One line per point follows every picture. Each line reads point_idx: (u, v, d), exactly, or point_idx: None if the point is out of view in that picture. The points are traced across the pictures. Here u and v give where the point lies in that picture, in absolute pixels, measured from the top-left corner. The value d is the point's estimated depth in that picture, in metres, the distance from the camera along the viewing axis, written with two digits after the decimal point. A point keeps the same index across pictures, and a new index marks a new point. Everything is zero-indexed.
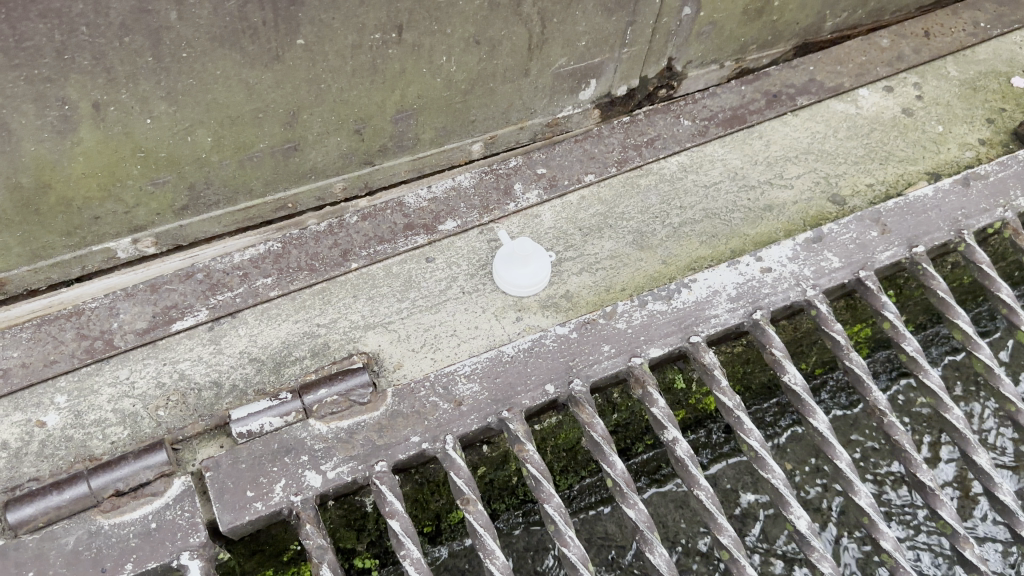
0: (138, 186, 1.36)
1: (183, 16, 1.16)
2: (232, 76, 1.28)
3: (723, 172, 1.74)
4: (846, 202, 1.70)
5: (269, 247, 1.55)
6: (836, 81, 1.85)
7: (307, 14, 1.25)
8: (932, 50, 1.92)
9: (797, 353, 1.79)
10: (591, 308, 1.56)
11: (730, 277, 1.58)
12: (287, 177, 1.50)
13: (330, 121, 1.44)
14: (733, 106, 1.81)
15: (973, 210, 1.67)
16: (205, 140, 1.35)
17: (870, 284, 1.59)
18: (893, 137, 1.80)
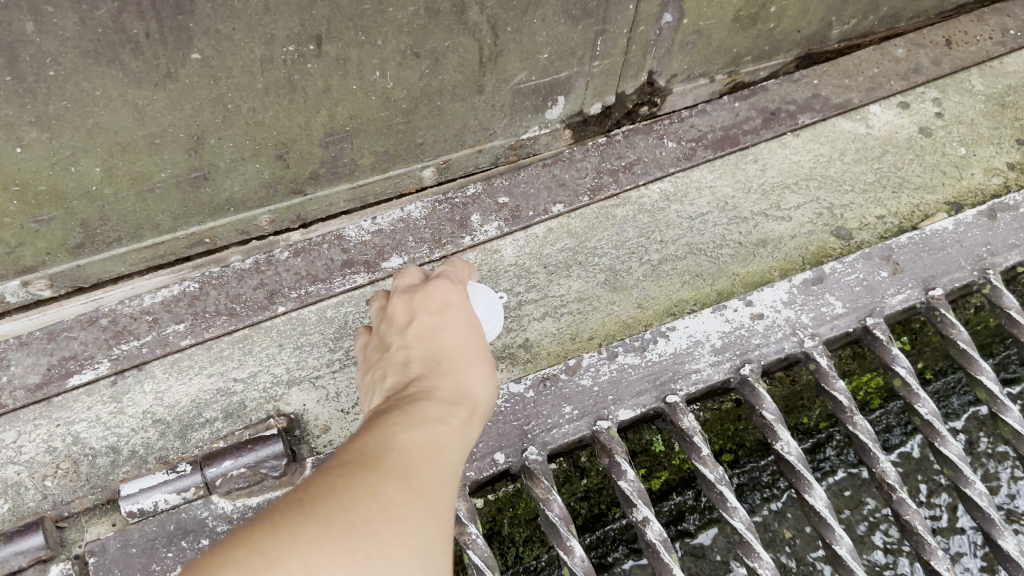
0: (19, 223, 1.18)
1: (42, 28, 0.97)
2: (115, 98, 1.09)
3: (711, 202, 1.52)
4: (853, 236, 1.48)
5: (185, 287, 1.37)
6: (843, 97, 1.63)
7: (199, 25, 1.05)
8: (955, 61, 1.70)
9: (797, 406, 1.57)
10: (553, 361, 1.36)
11: (715, 324, 1.36)
12: (200, 210, 1.32)
13: (246, 145, 1.25)
14: (725, 125, 1.59)
15: (999, 246, 1.45)
16: (93, 170, 1.17)
17: (879, 333, 1.36)
18: (908, 160, 1.58)
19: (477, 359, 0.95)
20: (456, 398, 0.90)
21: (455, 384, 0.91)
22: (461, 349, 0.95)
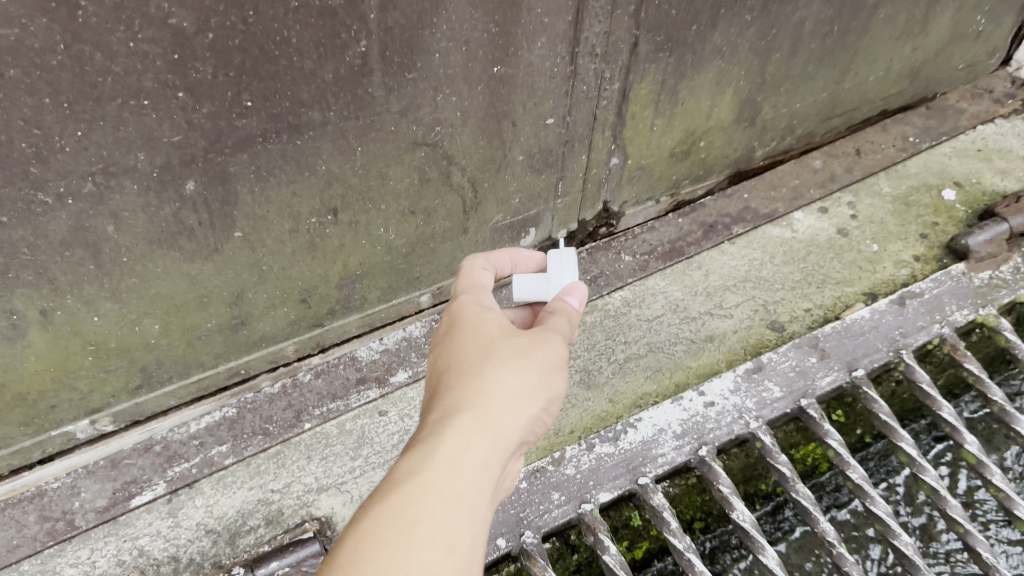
0: (91, 374, 1.43)
1: (119, 227, 1.24)
2: (173, 271, 1.36)
3: (664, 305, 1.80)
4: (785, 328, 1.75)
5: (225, 412, 1.62)
6: (769, 208, 1.95)
7: (241, 212, 1.34)
8: (864, 168, 2.04)
9: (754, 475, 1.81)
10: (542, 454, 1.60)
11: (674, 414, 1.62)
12: (236, 348, 1.60)
13: (275, 295, 1.54)
14: (671, 239, 1.91)
15: (909, 328, 1.72)
16: (152, 327, 1.43)
17: (812, 412, 1.62)
18: (829, 259, 1.87)
19: (466, 363, 0.95)
20: (438, 418, 0.88)
21: (440, 401, 0.91)
22: (455, 356, 0.97)
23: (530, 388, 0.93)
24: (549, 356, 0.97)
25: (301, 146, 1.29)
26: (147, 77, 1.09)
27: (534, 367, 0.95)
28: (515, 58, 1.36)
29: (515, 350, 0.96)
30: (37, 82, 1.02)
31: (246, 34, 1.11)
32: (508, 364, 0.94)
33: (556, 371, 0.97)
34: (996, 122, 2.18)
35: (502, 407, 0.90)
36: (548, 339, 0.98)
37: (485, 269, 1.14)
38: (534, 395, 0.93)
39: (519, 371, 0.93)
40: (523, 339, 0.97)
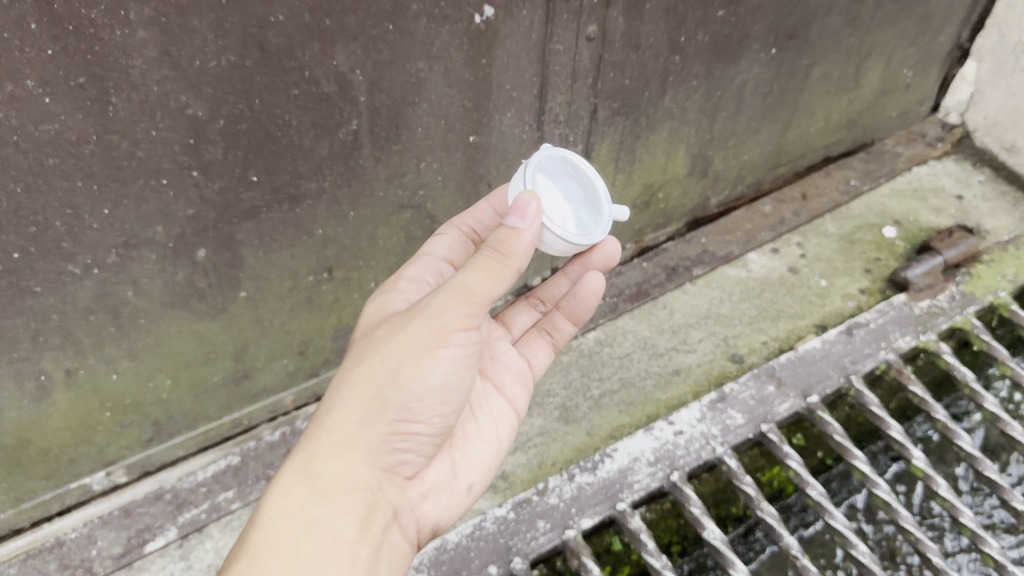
0: (108, 429, 1.55)
1: (138, 292, 1.38)
2: (185, 330, 1.50)
3: (633, 343, 1.96)
4: (744, 359, 1.91)
5: (229, 460, 1.69)
6: (726, 250, 2.13)
7: (246, 274, 1.49)
8: (810, 211, 2.23)
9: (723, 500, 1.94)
10: (525, 486, 1.72)
11: (647, 443, 1.75)
12: (240, 400, 1.73)
13: (276, 348, 1.68)
14: (637, 282, 2.08)
15: (858, 355, 1.87)
16: (164, 383, 1.56)
17: (772, 436, 1.76)
18: (781, 295, 2.04)
19: (330, 390, 1.13)
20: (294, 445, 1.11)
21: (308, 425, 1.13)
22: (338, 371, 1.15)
23: (375, 404, 1.08)
24: (400, 361, 1.08)
25: (299, 214, 1.46)
26: (166, 159, 1.24)
27: (383, 376, 1.08)
28: (487, 128, 1.58)
29: (366, 366, 1.10)
30: (71, 168, 1.17)
31: (253, 119, 1.27)
32: (351, 390, 1.09)
33: (418, 365, 1.08)
34: (929, 164, 2.36)
35: (343, 436, 1.08)
36: (411, 336, 1.09)
37: (441, 235, 1.43)
38: (382, 405, 1.08)
39: (364, 391, 1.08)
40: (382, 347, 1.10)
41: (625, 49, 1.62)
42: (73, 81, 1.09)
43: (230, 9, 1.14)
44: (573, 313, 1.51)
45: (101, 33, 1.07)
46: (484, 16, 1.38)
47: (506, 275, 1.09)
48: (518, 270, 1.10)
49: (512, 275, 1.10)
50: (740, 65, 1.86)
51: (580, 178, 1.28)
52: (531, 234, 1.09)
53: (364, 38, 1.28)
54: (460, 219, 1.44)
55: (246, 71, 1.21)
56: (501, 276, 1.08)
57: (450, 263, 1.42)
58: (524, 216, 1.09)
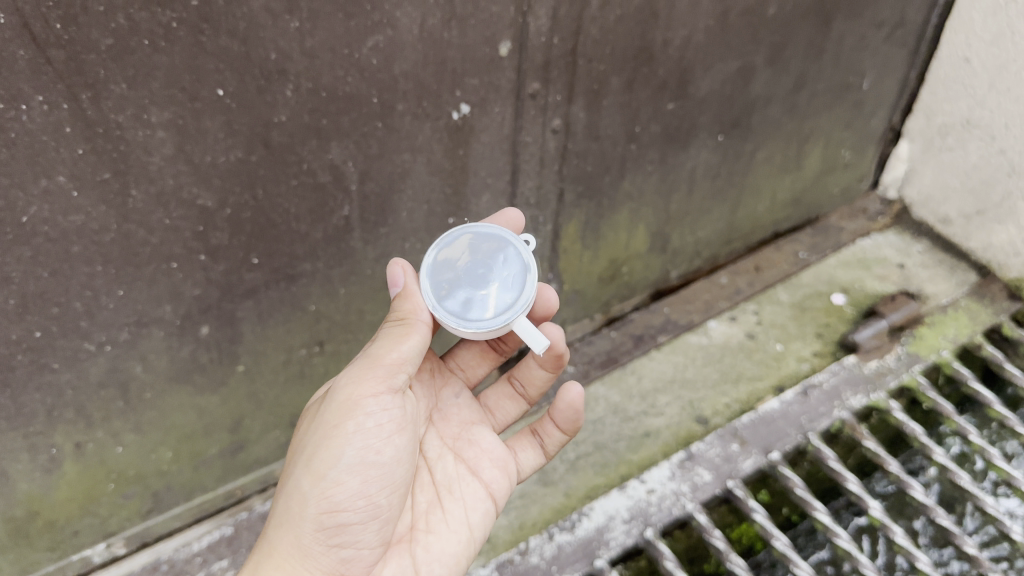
0: (111, 500, 1.63)
1: (146, 367, 1.49)
2: (187, 404, 1.61)
3: (605, 408, 2.08)
4: (709, 420, 2.03)
5: (223, 531, 1.72)
6: (688, 318, 2.31)
7: (244, 349, 1.61)
8: (763, 281, 2.42)
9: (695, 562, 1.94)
10: (508, 547, 1.79)
11: (621, 502, 1.83)
12: (234, 471, 1.82)
13: (270, 420, 1.79)
14: (607, 350, 2.24)
15: (814, 414, 2.00)
16: (165, 455, 1.66)
17: (738, 491, 1.85)
18: (741, 359, 2.19)
19: (275, 501, 1.31)
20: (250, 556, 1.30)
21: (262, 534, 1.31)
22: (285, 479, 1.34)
23: (300, 499, 1.24)
24: (319, 452, 1.26)
25: (295, 292, 1.60)
26: (177, 245, 1.37)
27: (307, 469, 1.26)
28: (465, 211, 1.74)
29: (295, 467, 1.28)
30: (93, 254, 1.30)
31: (256, 208, 1.42)
32: (284, 493, 1.28)
33: (333, 450, 1.25)
34: (872, 236, 2.55)
35: (277, 541, 1.26)
36: (327, 425, 1.27)
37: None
38: (307, 500, 1.24)
39: (291, 490, 1.26)
40: (307, 445, 1.29)
41: (587, 139, 1.80)
42: (99, 176, 1.23)
43: (239, 111, 1.29)
44: (562, 421, 1.55)
45: (126, 134, 1.22)
46: (461, 113, 1.56)
47: (401, 338, 1.28)
48: (412, 333, 1.29)
49: (409, 335, 1.29)
50: (690, 151, 2.05)
51: (514, 261, 1.40)
52: (410, 289, 1.31)
53: (356, 135, 1.45)
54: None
55: (252, 165, 1.36)
56: (395, 343, 1.28)
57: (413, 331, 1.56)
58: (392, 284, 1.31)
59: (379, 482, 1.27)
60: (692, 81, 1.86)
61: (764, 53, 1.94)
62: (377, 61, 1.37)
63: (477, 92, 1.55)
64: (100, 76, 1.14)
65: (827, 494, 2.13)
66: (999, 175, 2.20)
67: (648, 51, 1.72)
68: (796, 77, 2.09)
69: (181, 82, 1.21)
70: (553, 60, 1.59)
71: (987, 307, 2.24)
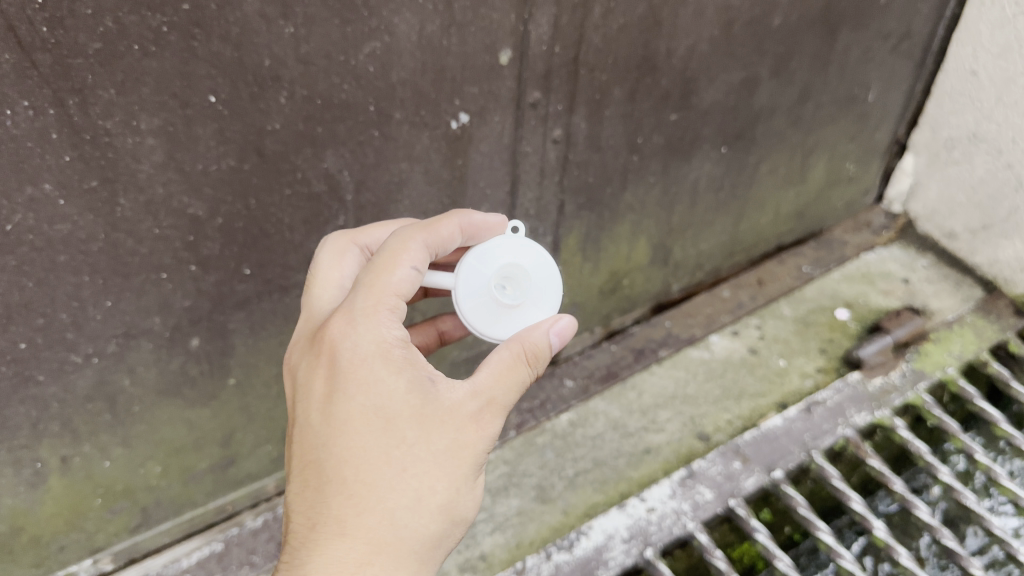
0: (98, 515, 1.59)
1: (134, 379, 1.45)
2: (177, 417, 1.57)
3: (605, 423, 2.04)
4: (710, 437, 1.99)
5: (213, 547, 1.68)
6: (689, 332, 2.28)
7: (236, 361, 1.57)
8: (766, 295, 2.38)
9: None
10: (505, 566, 1.74)
11: (621, 520, 1.78)
12: (225, 486, 1.77)
13: (263, 434, 1.75)
14: (607, 364, 2.20)
15: (818, 431, 1.96)
16: (154, 469, 1.61)
17: (740, 510, 1.80)
18: (743, 374, 2.15)
19: (361, 556, 1.01)
20: (336, 550, 1.01)
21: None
22: (360, 525, 1.02)
23: (423, 557, 1.07)
24: (443, 506, 1.07)
25: (288, 303, 1.56)
26: (167, 255, 1.34)
27: (432, 526, 1.07)
28: None
29: (413, 524, 1.04)
30: (80, 264, 1.26)
31: (248, 217, 1.38)
32: (404, 554, 1.04)
33: (461, 504, 1.10)
34: (876, 250, 2.52)
35: (417, 557, 1.05)
36: (457, 478, 1.07)
37: (410, 262, 1.13)
38: (429, 553, 1.07)
39: (413, 549, 1.05)
40: (424, 500, 1.05)
41: (588, 150, 1.77)
42: (87, 184, 1.20)
43: (232, 119, 1.26)
44: None
45: (115, 141, 1.18)
46: (460, 122, 1.53)
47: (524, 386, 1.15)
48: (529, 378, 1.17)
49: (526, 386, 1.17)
50: (693, 163, 2.02)
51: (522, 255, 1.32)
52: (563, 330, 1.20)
53: (352, 143, 1.41)
54: (426, 233, 1.17)
55: (244, 173, 1.33)
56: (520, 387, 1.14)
57: (406, 298, 1.13)
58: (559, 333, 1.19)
59: None
60: (695, 92, 1.83)
61: (768, 64, 1.91)
62: (374, 68, 1.34)
63: (477, 101, 1.52)
64: (87, 82, 1.11)
65: (829, 514, 2.09)
66: (1005, 189, 2.17)
67: (652, 61, 1.68)
68: (800, 89, 2.06)
69: (172, 88, 1.18)
70: (554, 69, 1.56)
71: (993, 324, 2.20)
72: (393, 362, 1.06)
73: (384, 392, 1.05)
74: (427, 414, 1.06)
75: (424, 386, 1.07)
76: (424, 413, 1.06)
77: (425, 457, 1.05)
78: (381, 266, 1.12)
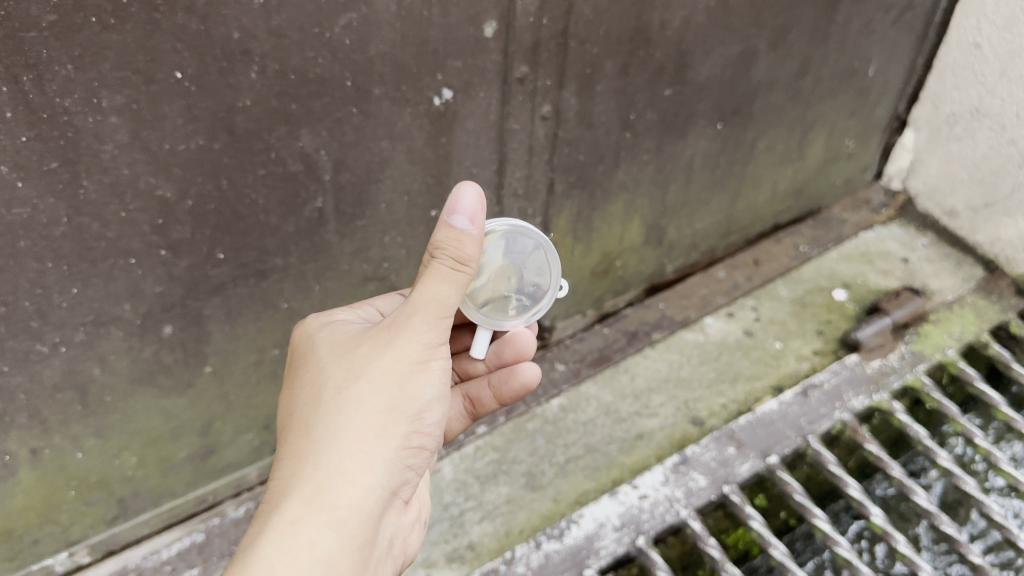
0: (73, 507, 1.54)
1: (105, 369, 1.40)
2: (152, 407, 1.51)
3: (597, 408, 1.99)
4: (705, 422, 1.94)
5: (194, 538, 1.65)
6: (683, 314, 2.22)
7: (212, 348, 1.52)
8: (762, 276, 2.33)
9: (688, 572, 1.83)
10: (493, 555, 1.70)
11: (612, 508, 1.73)
12: (204, 476, 1.72)
13: (242, 423, 1.70)
14: (599, 348, 2.15)
15: (814, 415, 1.91)
16: (130, 459, 1.56)
17: (734, 497, 1.76)
18: (738, 357, 2.10)
19: (290, 460, 1.04)
20: (275, 462, 1.05)
21: (259, 516, 1.01)
22: (291, 437, 1.06)
23: (354, 456, 1.04)
24: (361, 400, 1.05)
25: (265, 288, 1.50)
26: (135, 240, 1.28)
27: (356, 422, 1.05)
28: None
29: (329, 422, 1.05)
30: (43, 249, 1.20)
31: (221, 199, 1.32)
32: (330, 454, 1.03)
33: (386, 398, 1.06)
34: (875, 229, 2.46)
35: (351, 453, 1.04)
36: (370, 371, 1.07)
37: (399, 296, 1.36)
38: (366, 449, 1.05)
39: (335, 446, 1.03)
40: (336, 399, 1.06)
41: (579, 127, 1.70)
42: (46, 166, 1.13)
43: (200, 95, 1.19)
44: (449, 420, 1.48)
45: (75, 120, 1.11)
46: (443, 99, 1.46)
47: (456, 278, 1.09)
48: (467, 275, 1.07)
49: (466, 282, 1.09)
50: (688, 140, 1.95)
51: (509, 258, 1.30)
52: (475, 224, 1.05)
53: (329, 121, 1.35)
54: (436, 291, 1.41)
55: (215, 153, 1.26)
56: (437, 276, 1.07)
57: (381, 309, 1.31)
58: (467, 213, 1.03)
59: (441, 423, 1.16)
60: (691, 66, 1.77)
61: (767, 36, 1.85)
62: (351, 41, 1.27)
63: (461, 76, 1.45)
64: (42, 56, 1.04)
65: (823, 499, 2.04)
66: (1009, 166, 2.11)
67: (645, 33, 1.62)
68: (799, 63, 1.99)
69: (134, 63, 1.11)
70: (542, 42, 1.49)
71: (994, 304, 2.15)
72: (321, 323, 1.20)
73: (308, 341, 1.17)
74: (340, 340, 1.13)
75: (343, 328, 1.17)
76: (336, 340, 1.13)
77: (337, 367, 1.09)
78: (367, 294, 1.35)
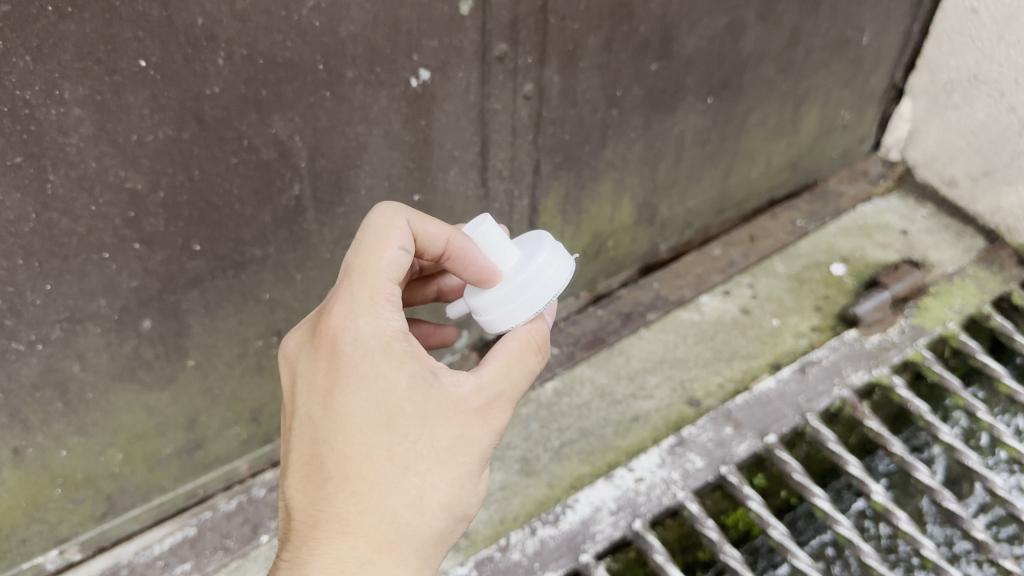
0: (60, 505, 1.52)
1: (85, 366, 1.38)
2: (135, 403, 1.50)
3: (591, 391, 1.97)
4: (701, 402, 1.92)
5: (186, 531, 1.66)
6: (678, 294, 2.19)
7: (193, 342, 1.50)
8: (759, 252, 2.29)
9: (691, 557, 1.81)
10: (489, 543, 1.67)
11: (608, 491, 1.71)
12: (194, 470, 1.71)
13: (228, 415, 1.68)
14: (593, 330, 2.12)
15: (812, 393, 1.87)
16: (115, 456, 1.55)
17: (732, 477, 1.73)
18: (735, 336, 2.07)
19: (366, 551, 1.01)
20: (346, 543, 1.01)
21: None
22: (364, 520, 1.02)
23: (424, 554, 1.06)
24: (445, 503, 1.06)
25: (245, 280, 1.48)
26: (106, 234, 1.25)
27: (435, 522, 1.06)
28: (432, 187, 1.61)
29: (414, 520, 1.04)
30: (11, 247, 1.17)
31: (193, 189, 1.29)
32: (409, 552, 1.04)
33: (464, 501, 1.09)
34: (873, 202, 2.42)
35: (423, 551, 1.06)
36: (460, 474, 1.07)
37: (398, 244, 1.13)
38: (433, 546, 1.08)
39: (415, 547, 1.05)
40: (424, 495, 1.05)
41: (563, 106, 1.67)
42: (10, 160, 1.10)
43: (166, 84, 1.16)
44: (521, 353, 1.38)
45: (37, 113, 1.09)
46: (420, 79, 1.42)
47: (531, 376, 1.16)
48: (538, 367, 1.18)
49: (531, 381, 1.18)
50: (677, 116, 1.91)
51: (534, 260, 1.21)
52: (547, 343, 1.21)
53: (302, 106, 1.31)
54: (414, 218, 1.16)
55: (185, 142, 1.23)
56: (529, 377, 1.15)
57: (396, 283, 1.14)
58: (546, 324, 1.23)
59: None
60: (676, 39, 1.72)
61: (754, 7, 1.80)
62: (320, 23, 1.24)
63: (437, 56, 1.41)
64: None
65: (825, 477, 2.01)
66: (1008, 134, 2.07)
67: (626, 7, 1.58)
68: (789, 34, 1.95)
69: (95, 53, 1.08)
70: (520, 19, 1.45)
71: (996, 275, 2.11)
72: (394, 361, 1.06)
73: (382, 388, 1.05)
74: (430, 412, 1.06)
75: (424, 382, 1.06)
76: (426, 413, 1.05)
77: (425, 454, 1.05)
78: (369, 250, 1.13)
